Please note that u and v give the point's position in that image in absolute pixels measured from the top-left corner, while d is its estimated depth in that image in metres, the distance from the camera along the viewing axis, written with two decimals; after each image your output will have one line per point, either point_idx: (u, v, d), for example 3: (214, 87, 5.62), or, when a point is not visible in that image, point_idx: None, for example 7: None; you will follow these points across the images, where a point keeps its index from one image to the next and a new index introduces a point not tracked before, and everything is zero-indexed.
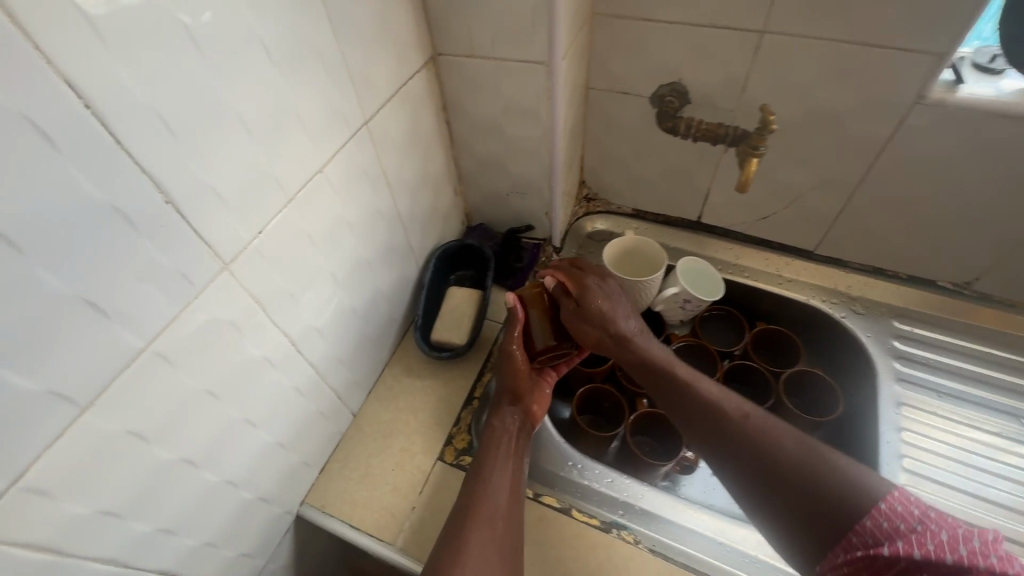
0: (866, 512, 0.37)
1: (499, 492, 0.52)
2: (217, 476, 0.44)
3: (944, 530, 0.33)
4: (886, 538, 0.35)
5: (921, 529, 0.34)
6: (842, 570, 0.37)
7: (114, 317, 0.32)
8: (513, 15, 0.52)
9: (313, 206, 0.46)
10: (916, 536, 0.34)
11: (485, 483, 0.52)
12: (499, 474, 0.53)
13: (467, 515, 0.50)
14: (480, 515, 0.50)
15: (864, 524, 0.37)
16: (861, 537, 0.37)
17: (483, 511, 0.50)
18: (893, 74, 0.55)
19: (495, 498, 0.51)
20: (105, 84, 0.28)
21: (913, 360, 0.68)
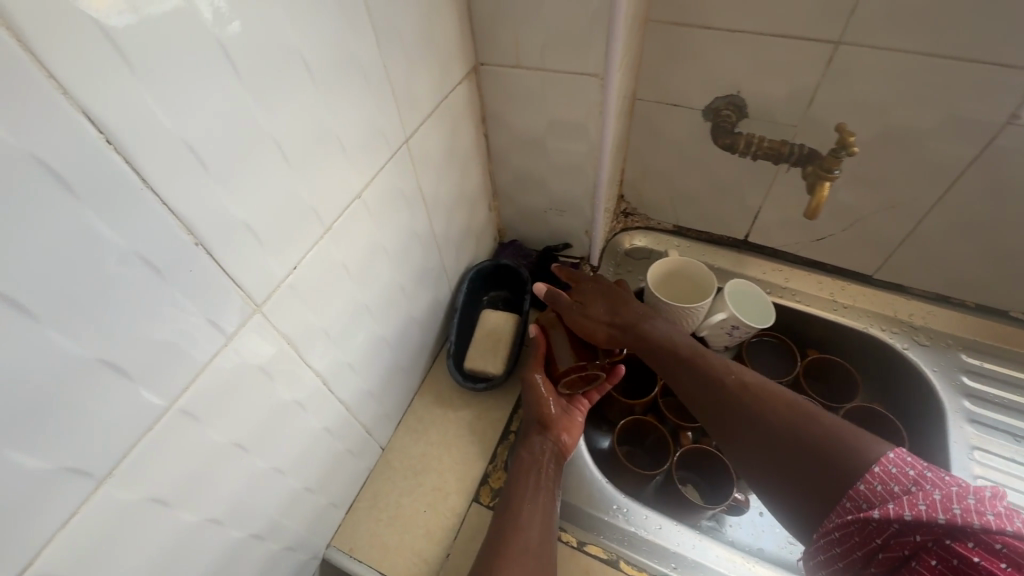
0: (859, 476, 0.37)
1: (529, 522, 0.48)
2: (242, 533, 0.40)
3: (938, 491, 0.33)
4: (878, 501, 0.35)
5: (914, 491, 0.34)
6: (834, 534, 0.38)
7: (135, 376, 0.28)
8: (568, 23, 0.47)
9: (350, 234, 0.42)
10: (908, 498, 0.34)
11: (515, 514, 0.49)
12: (529, 504, 0.50)
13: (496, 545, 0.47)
14: (509, 543, 0.46)
15: (858, 489, 0.37)
16: (854, 502, 0.37)
17: (511, 540, 0.47)
18: (985, 91, 0.50)
19: (525, 530, 0.48)
20: (129, 114, 0.24)
21: (985, 399, 0.63)
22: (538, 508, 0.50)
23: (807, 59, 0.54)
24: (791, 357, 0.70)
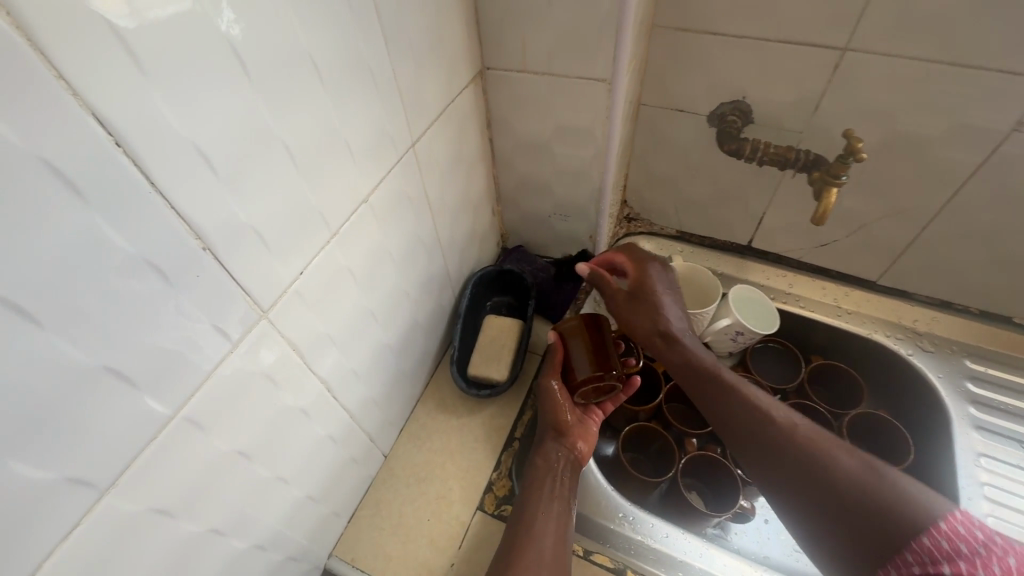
0: (923, 530, 0.33)
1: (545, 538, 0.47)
2: (244, 543, 0.39)
3: (1011, 554, 0.29)
4: (941, 555, 0.31)
5: (983, 550, 0.30)
6: None
7: (140, 385, 0.27)
8: (576, 28, 0.47)
9: (356, 239, 0.42)
10: (976, 556, 0.30)
11: (532, 529, 0.48)
12: (544, 521, 0.49)
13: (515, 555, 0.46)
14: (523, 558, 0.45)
15: (921, 542, 0.33)
16: (916, 556, 0.33)
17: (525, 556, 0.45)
18: (992, 98, 0.50)
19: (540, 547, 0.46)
20: (138, 116, 0.24)
21: (991, 406, 0.63)
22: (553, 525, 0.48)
23: (813, 65, 0.54)
24: (795, 363, 0.70)
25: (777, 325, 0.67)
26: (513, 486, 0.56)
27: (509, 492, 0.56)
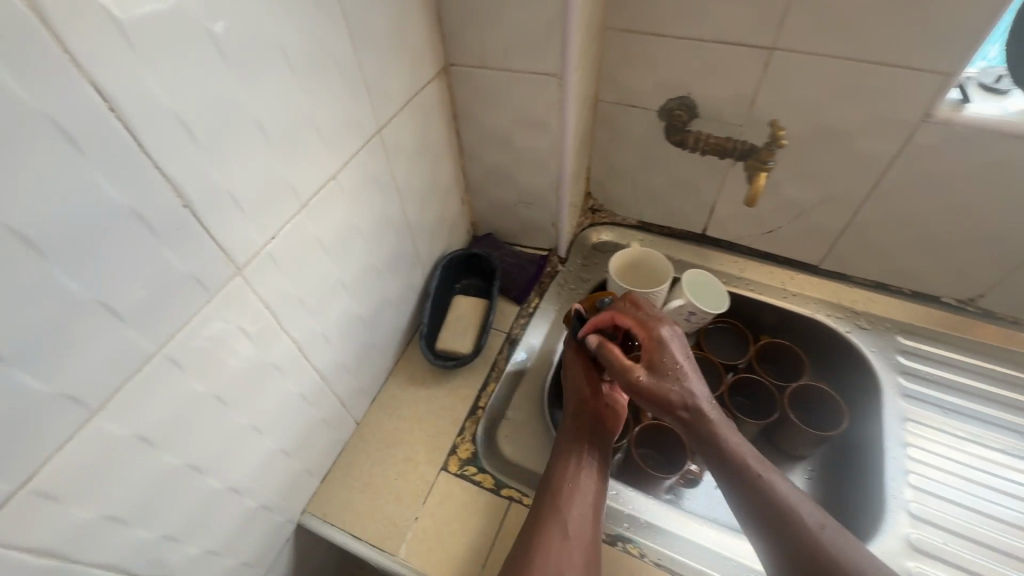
0: None
1: (567, 549, 0.49)
2: (221, 484, 0.43)
3: None
4: None
5: None
6: None
7: (128, 321, 0.32)
8: (527, 28, 0.52)
9: (325, 212, 0.46)
10: None
11: (549, 537, 0.50)
12: (570, 520, 0.51)
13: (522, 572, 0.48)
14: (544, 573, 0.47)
15: None
16: None
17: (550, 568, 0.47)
18: (901, 93, 0.55)
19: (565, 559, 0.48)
20: (130, 88, 0.28)
21: (917, 375, 0.68)
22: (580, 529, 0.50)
23: (747, 64, 0.60)
24: (744, 341, 0.75)
25: (724, 308, 0.71)
26: (476, 449, 0.61)
27: (472, 454, 0.61)
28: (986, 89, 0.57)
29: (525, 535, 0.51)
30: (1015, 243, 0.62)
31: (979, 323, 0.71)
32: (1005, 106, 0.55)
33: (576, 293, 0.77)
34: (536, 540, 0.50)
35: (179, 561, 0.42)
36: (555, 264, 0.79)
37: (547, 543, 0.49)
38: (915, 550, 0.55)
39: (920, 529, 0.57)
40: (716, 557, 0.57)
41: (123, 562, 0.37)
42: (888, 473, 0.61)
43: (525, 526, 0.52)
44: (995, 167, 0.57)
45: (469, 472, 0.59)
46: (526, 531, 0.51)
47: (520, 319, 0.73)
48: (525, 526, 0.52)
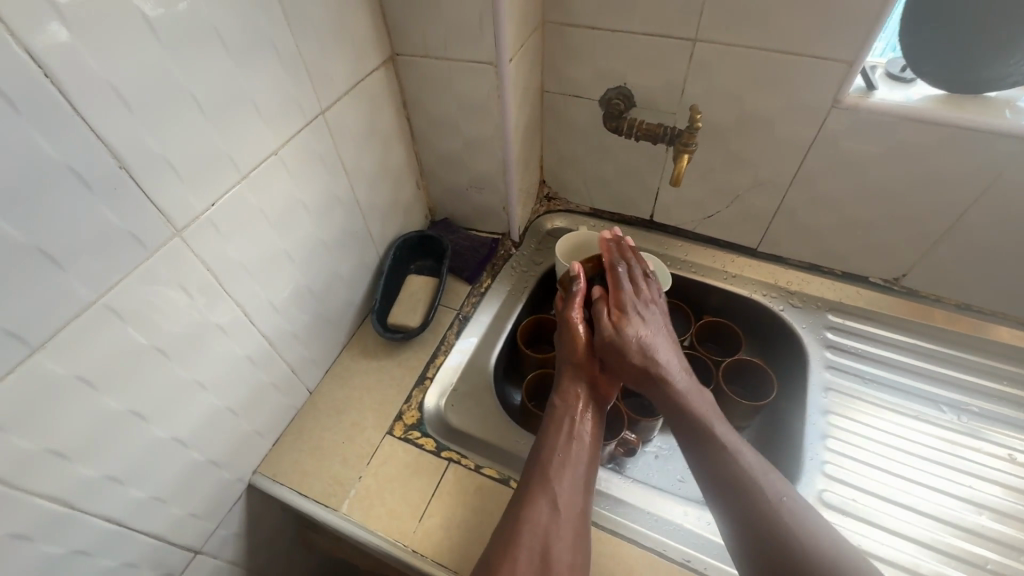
0: None
1: (554, 525, 0.51)
2: (166, 433, 0.47)
3: None
4: None
5: None
6: None
7: (66, 268, 0.36)
8: (463, 19, 0.57)
9: (268, 185, 0.50)
10: None
11: (537, 513, 0.51)
12: (563, 494, 0.53)
13: (509, 549, 0.49)
14: (531, 548, 0.49)
15: None
16: None
17: (539, 543, 0.49)
18: (811, 80, 0.60)
19: (554, 533, 0.50)
20: (66, 58, 0.32)
21: (843, 349, 0.72)
22: (569, 503, 0.53)
23: (674, 54, 0.64)
24: (686, 319, 0.79)
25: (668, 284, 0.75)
26: (422, 415, 0.65)
27: (417, 420, 0.64)
28: (892, 79, 0.62)
29: (513, 508, 0.52)
30: (927, 222, 0.67)
31: (904, 301, 0.75)
32: (908, 93, 0.60)
33: (526, 274, 0.81)
34: (525, 514, 0.52)
35: (124, 502, 0.45)
36: (508, 248, 0.83)
37: (535, 518, 0.51)
38: (826, 505, 0.59)
39: (833, 487, 0.61)
40: (643, 514, 0.58)
41: (67, 494, 0.40)
42: (807, 438, 0.65)
43: (513, 500, 0.54)
44: (901, 149, 0.61)
45: (412, 435, 0.63)
46: (513, 507, 0.53)
47: (471, 298, 0.77)
48: (513, 498, 0.54)
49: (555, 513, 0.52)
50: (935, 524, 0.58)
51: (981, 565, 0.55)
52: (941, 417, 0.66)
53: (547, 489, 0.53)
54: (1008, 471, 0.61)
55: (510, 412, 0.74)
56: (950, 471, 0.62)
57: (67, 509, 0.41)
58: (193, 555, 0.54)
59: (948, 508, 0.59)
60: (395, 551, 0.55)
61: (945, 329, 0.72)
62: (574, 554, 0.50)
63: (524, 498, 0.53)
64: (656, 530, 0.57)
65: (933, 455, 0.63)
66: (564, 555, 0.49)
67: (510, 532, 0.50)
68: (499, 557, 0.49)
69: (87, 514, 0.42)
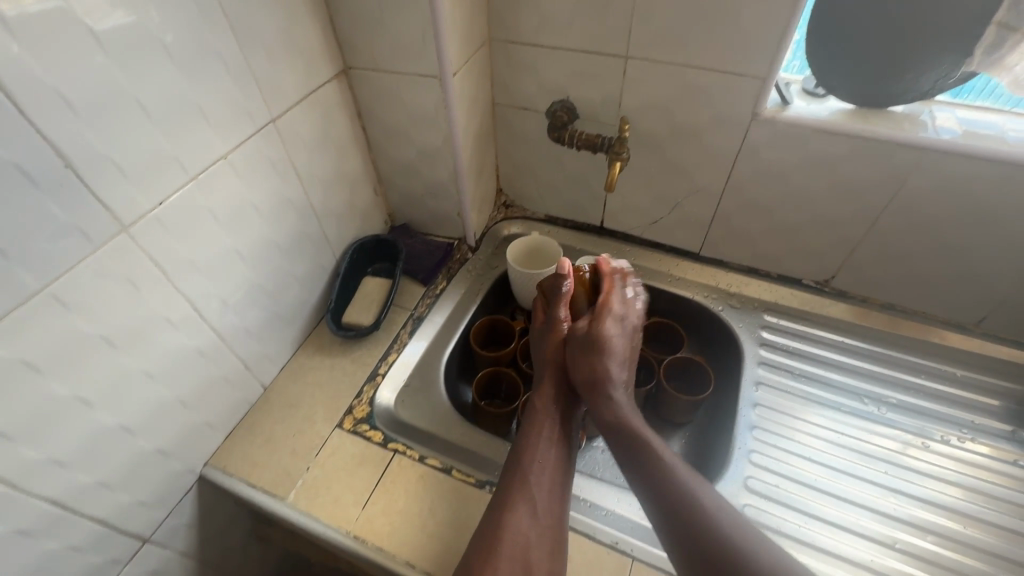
0: None
1: (535, 531, 0.52)
2: (112, 421, 0.49)
3: None
4: None
5: None
6: None
7: (10, 257, 0.38)
8: (407, 34, 0.62)
9: (217, 186, 0.54)
10: None
11: (517, 520, 0.52)
12: (541, 500, 0.54)
13: (489, 556, 0.50)
14: (512, 556, 0.50)
15: None
16: None
17: (521, 550, 0.50)
18: (731, 94, 0.65)
19: (534, 542, 0.51)
20: (12, 66, 0.36)
21: (776, 347, 0.76)
22: (548, 510, 0.54)
23: (610, 70, 0.70)
24: None
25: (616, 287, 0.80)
26: (371, 409, 0.67)
27: (366, 414, 0.67)
28: (808, 95, 0.68)
29: (492, 515, 0.53)
30: (847, 226, 0.72)
31: (835, 302, 0.80)
32: (821, 107, 0.66)
33: (480, 277, 0.84)
34: (505, 521, 0.52)
35: (68, 485, 0.47)
36: (464, 253, 0.87)
37: (516, 526, 0.52)
38: (752, 491, 0.63)
39: (761, 475, 0.64)
40: (577, 500, 0.61)
41: (10, 474, 0.42)
42: (739, 429, 0.69)
43: (492, 505, 0.54)
44: (816, 158, 0.67)
45: (361, 428, 0.65)
46: (495, 510, 0.53)
47: (425, 299, 0.80)
48: (495, 502, 0.54)
49: (535, 520, 0.53)
50: (854, 508, 0.62)
51: (893, 545, 0.59)
52: (865, 410, 0.70)
53: (527, 496, 0.54)
54: (923, 459, 0.65)
55: (462, 409, 0.76)
56: (868, 458, 0.66)
57: (11, 489, 0.43)
58: (142, 543, 0.56)
59: (865, 492, 0.63)
60: (337, 536, 0.57)
61: (872, 327, 0.77)
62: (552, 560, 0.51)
63: (505, 504, 0.53)
64: (587, 514, 0.60)
65: (857, 445, 0.67)
66: (542, 562, 0.50)
67: (491, 540, 0.51)
68: (477, 563, 0.49)
69: (32, 495, 0.44)
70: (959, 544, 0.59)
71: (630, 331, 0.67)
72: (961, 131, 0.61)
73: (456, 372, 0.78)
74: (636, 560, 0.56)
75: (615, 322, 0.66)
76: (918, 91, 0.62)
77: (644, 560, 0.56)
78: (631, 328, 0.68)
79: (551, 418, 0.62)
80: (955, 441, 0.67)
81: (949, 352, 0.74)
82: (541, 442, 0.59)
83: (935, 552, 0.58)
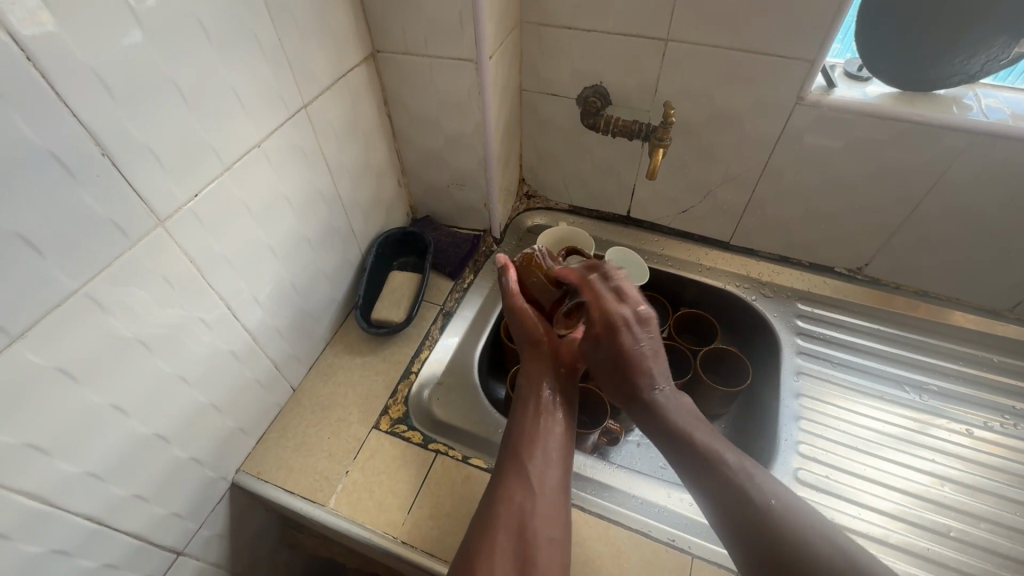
0: None
1: (532, 503, 0.49)
2: (149, 430, 0.46)
3: None
4: None
5: None
6: None
7: (49, 258, 0.35)
8: (443, 15, 0.58)
9: (250, 176, 0.50)
10: None
11: (511, 490, 0.50)
12: (535, 469, 0.51)
13: (486, 528, 0.48)
14: (508, 526, 0.48)
15: None
16: None
17: (515, 519, 0.48)
18: (776, 78, 0.63)
19: (531, 512, 0.49)
20: (50, 45, 0.32)
21: (813, 336, 0.76)
22: (545, 479, 0.51)
23: (648, 54, 0.67)
24: (664, 311, 0.80)
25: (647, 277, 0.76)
26: (407, 409, 0.65)
27: (403, 414, 0.64)
28: (851, 78, 0.67)
29: (490, 489, 0.51)
30: (887, 213, 0.71)
31: (867, 289, 0.79)
32: (865, 91, 0.64)
33: (508, 270, 0.82)
34: (500, 493, 0.50)
35: (105, 500, 0.44)
36: (490, 245, 0.84)
37: (510, 500, 0.49)
38: (802, 484, 0.62)
39: (807, 465, 0.64)
40: (627, 496, 0.59)
41: (47, 491, 0.39)
42: (782, 421, 0.68)
43: (489, 484, 0.52)
44: (859, 142, 0.65)
45: (398, 429, 0.63)
46: (491, 486, 0.51)
47: (454, 293, 0.77)
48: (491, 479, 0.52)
49: (529, 490, 0.50)
50: (904, 498, 0.61)
51: (946, 533, 0.58)
52: (905, 397, 0.70)
53: (520, 469, 0.51)
54: (968, 446, 0.65)
55: (495, 406, 0.74)
56: (914, 446, 0.65)
57: (48, 506, 0.40)
58: (177, 556, 0.53)
59: (913, 480, 0.62)
60: (384, 543, 0.54)
61: (905, 313, 0.77)
62: (553, 527, 0.48)
63: (500, 476, 0.52)
64: (639, 512, 0.58)
65: (899, 432, 0.67)
66: (542, 530, 0.48)
67: (488, 514, 0.49)
68: (477, 542, 0.47)
69: (69, 512, 0.41)
70: (1012, 531, 0.58)
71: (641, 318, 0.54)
72: (1010, 113, 0.60)
73: (487, 368, 0.75)
74: (695, 557, 0.54)
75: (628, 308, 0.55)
76: (964, 74, 0.60)
77: (703, 557, 0.54)
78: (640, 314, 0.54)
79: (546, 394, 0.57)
80: (998, 427, 0.67)
81: (985, 339, 0.74)
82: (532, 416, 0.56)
83: (989, 539, 0.58)
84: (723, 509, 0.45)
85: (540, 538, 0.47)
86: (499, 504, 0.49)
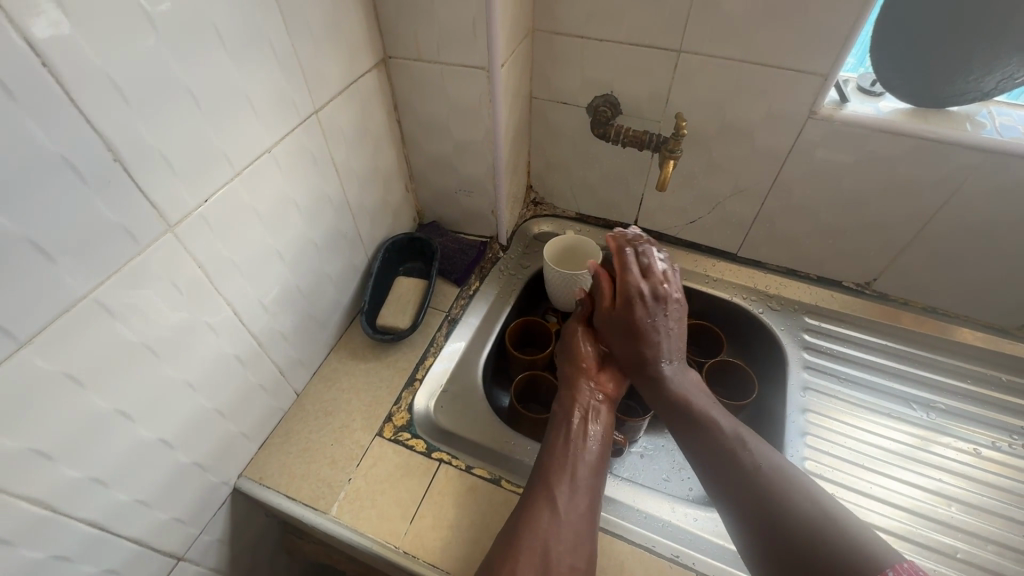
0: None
1: (557, 531, 0.48)
2: (154, 435, 0.46)
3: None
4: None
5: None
6: None
7: (60, 265, 0.35)
8: (456, 23, 0.58)
9: (259, 182, 0.50)
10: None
11: (537, 517, 0.49)
12: (562, 497, 0.51)
13: (509, 553, 0.47)
14: (530, 553, 0.47)
15: None
16: None
17: (540, 545, 0.47)
18: (789, 91, 0.63)
19: (555, 539, 0.48)
20: (64, 50, 0.32)
21: (820, 350, 0.75)
22: (572, 506, 0.50)
23: (660, 65, 0.67)
24: None
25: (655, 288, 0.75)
26: (411, 417, 0.64)
27: (406, 422, 0.64)
28: (864, 93, 0.66)
29: (515, 514, 0.50)
30: (897, 229, 0.70)
31: (874, 304, 0.79)
32: (878, 106, 0.64)
33: (514, 277, 0.82)
34: (526, 519, 0.49)
35: (108, 506, 0.44)
36: (496, 252, 0.84)
37: (536, 524, 0.49)
38: None
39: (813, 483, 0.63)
40: (631, 510, 0.59)
41: (50, 497, 0.39)
42: (787, 437, 0.68)
43: (518, 505, 0.51)
44: (870, 158, 0.65)
45: (402, 437, 0.62)
46: (517, 511, 0.50)
47: (459, 300, 0.77)
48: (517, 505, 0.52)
49: (553, 516, 0.49)
50: (910, 518, 0.60)
51: (953, 555, 0.57)
52: (912, 415, 0.69)
53: (546, 495, 0.51)
54: (975, 466, 0.64)
55: (499, 415, 0.74)
56: (920, 464, 0.65)
57: (49, 512, 0.39)
58: (177, 562, 0.52)
59: (919, 500, 0.62)
60: (386, 553, 0.54)
61: (913, 330, 0.76)
62: (575, 555, 0.48)
63: (527, 502, 0.51)
64: (643, 527, 0.57)
65: (906, 450, 0.66)
66: (564, 559, 0.47)
67: (512, 537, 0.48)
68: (499, 563, 0.46)
69: (71, 518, 0.41)
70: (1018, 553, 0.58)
71: (663, 311, 0.59)
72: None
73: (491, 377, 0.75)
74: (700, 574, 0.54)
75: (642, 304, 0.59)
76: (978, 92, 0.60)
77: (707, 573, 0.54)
78: (662, 307, 0.59)
79: (576, 423, 0.57)
80: (1005, 447, 0.66)
81: (993, 357, 0.73)
82: (560, 443, 0.55)
83: (998, 562, 0.57)
84: (760, 529, 0.45)
85: (561, 568, 0.46)
86: (524, 530, 0.48)
